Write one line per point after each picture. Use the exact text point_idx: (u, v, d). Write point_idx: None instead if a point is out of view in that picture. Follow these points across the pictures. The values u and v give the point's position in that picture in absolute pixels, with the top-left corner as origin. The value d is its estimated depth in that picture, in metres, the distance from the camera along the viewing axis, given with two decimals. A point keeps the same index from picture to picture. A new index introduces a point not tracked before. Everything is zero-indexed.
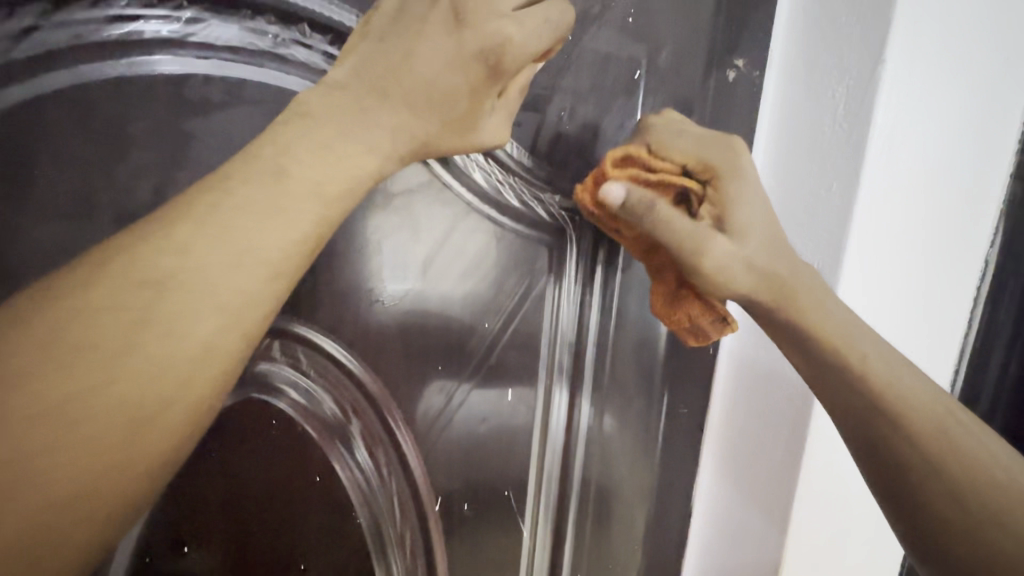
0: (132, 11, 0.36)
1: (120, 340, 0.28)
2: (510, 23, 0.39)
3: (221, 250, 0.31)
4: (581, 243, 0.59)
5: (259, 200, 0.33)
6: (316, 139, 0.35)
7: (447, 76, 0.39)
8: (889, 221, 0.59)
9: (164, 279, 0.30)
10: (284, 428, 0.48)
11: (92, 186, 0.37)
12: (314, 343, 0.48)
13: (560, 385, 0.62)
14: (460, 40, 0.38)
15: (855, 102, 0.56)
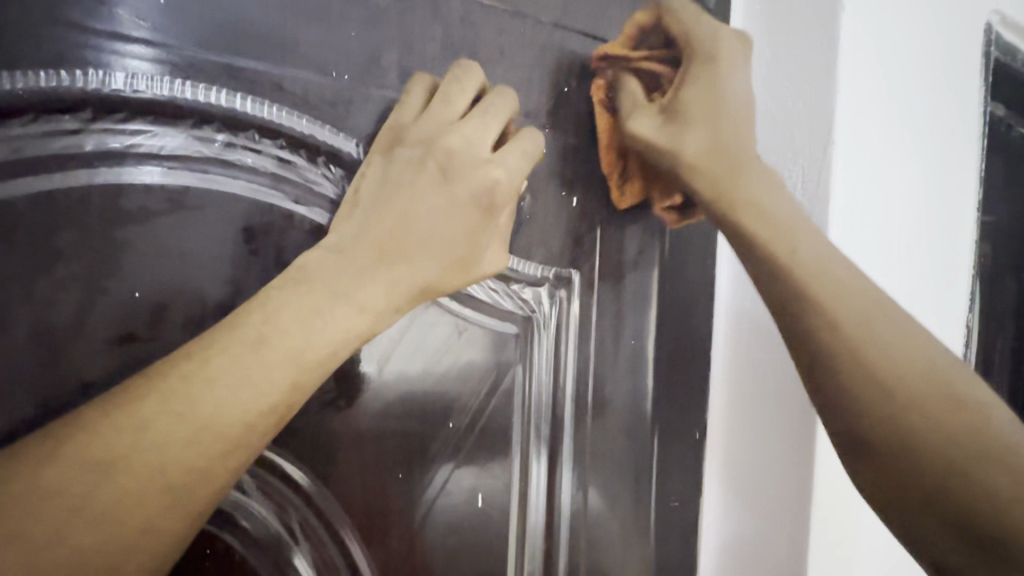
0: (73, 125, 0.36)
1: (78, 501, 0.29)
2: (495, 167, 0.45)
3: (188, 422, 0.33)
4: (549, 331, 0.57)
5: (239, 364, 0.35)
6: (305, 307, 0.38)
7: (444, 221, 0.43)
8: (860, 245, 0.62)
9: (116, 459, 0.31)
10: (219, 558, 0.42)
11: (7, 305, 0.34)
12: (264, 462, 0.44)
13: (539, 460, 0.57)
14: (453, 191, 0.43)
15: (815, 139, 0.60)
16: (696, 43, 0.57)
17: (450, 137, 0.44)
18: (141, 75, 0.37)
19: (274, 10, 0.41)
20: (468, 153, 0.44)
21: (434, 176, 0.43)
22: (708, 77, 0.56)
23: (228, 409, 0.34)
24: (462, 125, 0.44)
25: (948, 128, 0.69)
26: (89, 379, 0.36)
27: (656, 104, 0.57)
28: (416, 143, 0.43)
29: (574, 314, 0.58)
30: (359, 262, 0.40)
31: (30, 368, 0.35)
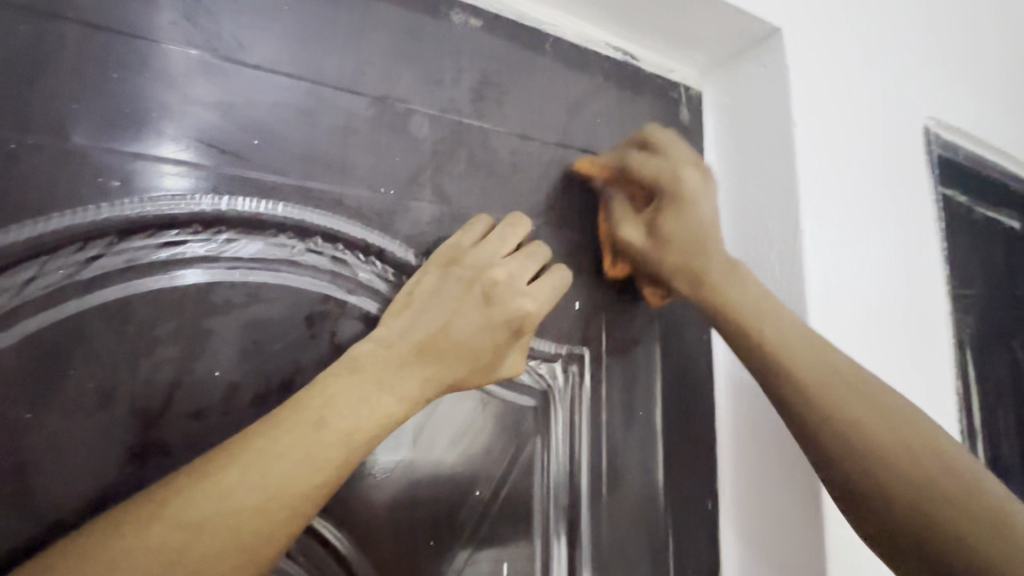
0: (180, 238, 0.45)
1: (167, 559, 0.34)
2: (527, 300, 0.51)
3: (259, 490, 0.37)
4: (564, 403, 0.62)
5: (300, 444, 0.39)
6: (355, 391, 0.43)
7: (480, 337, 0.49)
8: (838, 303, 0.70)
9: (202, 522, 0.35)
10: None
11: (115, 382, 0.41)
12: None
13: (558, 536, 0.60)
14: (490, 314, 0.49)
15: (785, 214, 0.70)
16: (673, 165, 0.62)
17: (497, 270, 0.51)
18: (236, 198, 0.47)
19: (339, 144, 0.53)
20: (509, 287, 0.51)
21: (479, 299, 0.50)
22: (676, 209, 0.61)
23: (295, 480, 0.38)
24: (509, 262, 0.52)
25: (905, 226, 0.79)
26: (173, 446, 0.42)
27: (642, 219, 0.64)
28: (469, 266, 0.51)
29: (585, 386, 0.63)
30: (400, 360, 0.46)
31: (130, 438, 0.41)
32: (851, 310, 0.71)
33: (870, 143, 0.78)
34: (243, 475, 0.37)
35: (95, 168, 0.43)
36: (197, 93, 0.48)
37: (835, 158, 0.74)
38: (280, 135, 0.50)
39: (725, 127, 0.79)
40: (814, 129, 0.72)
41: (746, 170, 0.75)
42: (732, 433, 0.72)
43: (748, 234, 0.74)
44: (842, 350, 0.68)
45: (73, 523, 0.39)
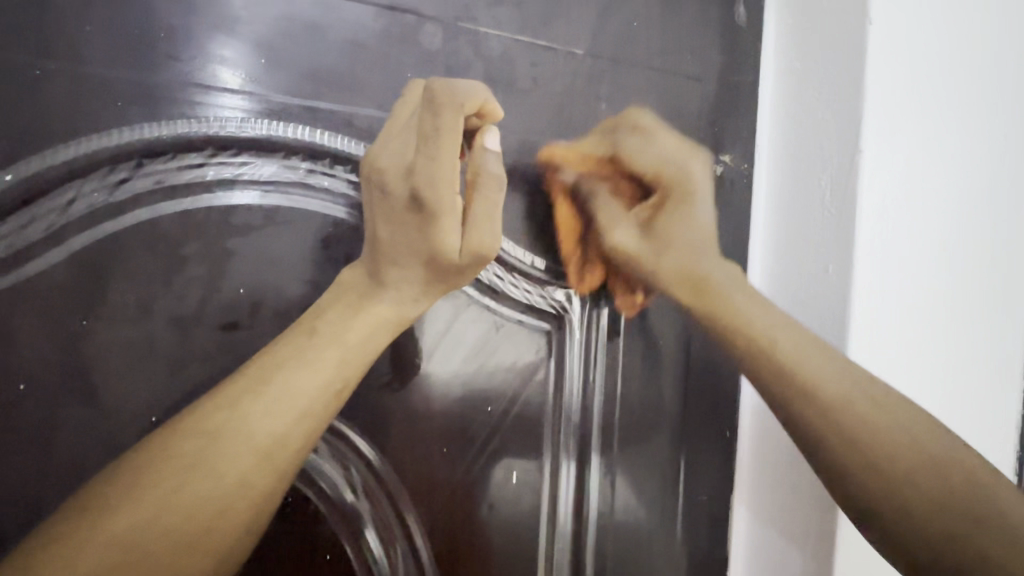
0: (198, 160, 0.47)
1: (199, 452, 0.42)
2: (422, 167, 0.48)
3: (267, 397, 0.44)
4: (581, 329, 0.63)
5: (300, 359, 0.46)
6: (342, 304, 0.49)
7: (399, 236, 0.49)
8: (895, 238, 0.64)
9: (219, 430, 0.42)
10: (295, 505, 0.51)
11: (154, 296, 0.46)
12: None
13: (568, 455, 0.63)
14: (392, 203, 0.48)
15: (846, 137, 0.64)
16: (657, 155, 0.64)
17: (382, 161, 0.49)
18: (247, 120, 0.48)
19: (347, 59, 0.51)
20: (431, 173, 0.48)
21: (406, 204, 0.48)
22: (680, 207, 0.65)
23: (298, 405, 0.45)
24: (392, 143, 0.49)
25: (998, 167, 0.68)
26: (208, 354, 0.47)
27: (634, 212, 0.64)
28: (388, 171, 0.49)
29: (602, 314, 0.63)
30: (370, 268, 0.50)
31: (169, 345, 0.46)
32: (908, 269, 0.65)
33: (966, 63, 0.66)
34: (254, 387, 0.44)
35: (114, 91, 0.45)
36: (203, 6, 0.47)
37: (916, 67, 0.64)
38: (287, 52, 0.49)
39: (789, 44, 0.69)
40: (892, 36, 0.63)
41: (807, 101, 0.67)
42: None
43: (800, 159, 0.68)
44: (889, 289, 0.64)
45: (127, 414, 0.45)
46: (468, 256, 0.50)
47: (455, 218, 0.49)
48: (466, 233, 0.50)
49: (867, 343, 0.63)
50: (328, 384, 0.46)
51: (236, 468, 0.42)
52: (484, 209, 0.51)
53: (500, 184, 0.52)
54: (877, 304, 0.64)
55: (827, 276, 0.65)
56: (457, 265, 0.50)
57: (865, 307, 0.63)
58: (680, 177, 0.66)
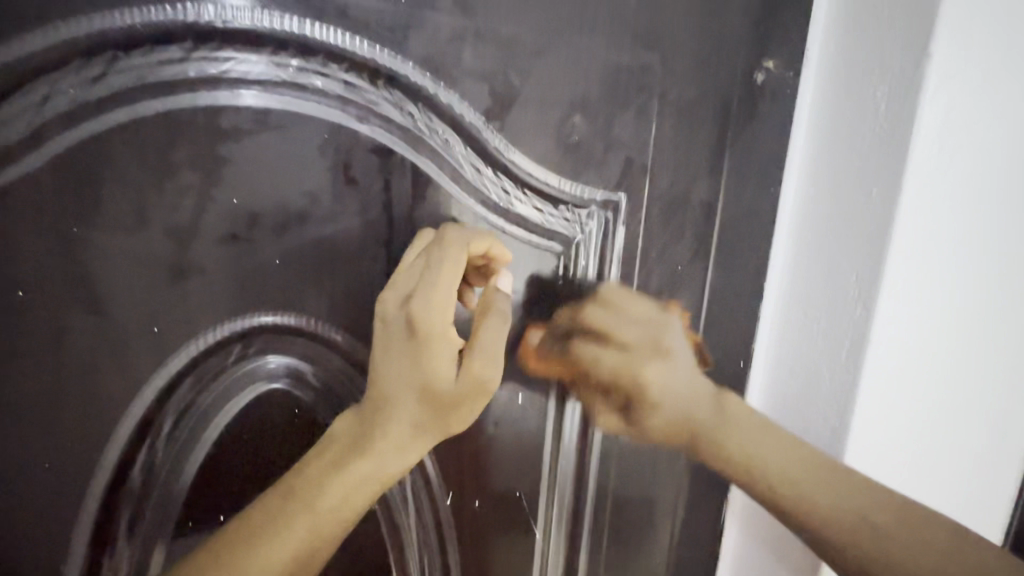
0: (178, 55, 0.42)
1: (317, 474, 0.46)
2: (426, 381, 0.48)
3: (377, 424, 0.48)
4: (594, 251, 0.60)
5: (405, 383, 0.48)
6: (398, 365, 0.48)
7: (402, 375, 0.48)
8: (953, 163, 0.57)
9: (336, 455, 0.47)
10: (304, 417, 0.53)
11: (146, 205, 0.43)
12: (274, 324, 0.50)
13: (575, 380, 0.62)
14: (397, 350, 0.48)
15: (918, 37, 0.54)
16: (626, 356, 0.63)
17: (392, 300, 0.49)
18: (229, 6, 0.42)
19: None
20: (427, 305, 0.48)
21: (402, 336, 0.48)
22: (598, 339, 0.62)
23: (352, 483, 0.46)
24: (402, 284, 0.49)
25: None
26: (207, 267, 0.46)
27: (609, 400, 0.64)
28: (391, 304, 0.49)
29: (617, 236, 0.60)
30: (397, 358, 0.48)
31: (166, 257, 0.45)
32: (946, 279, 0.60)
33: None
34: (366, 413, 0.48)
35: None
36: None
37: None
38: None
39: None
40: None
41: (856, 75, 0.60)
42: (768, 355, 0.71)
43: (855, 66, 0.60)
44: (936, 221, 0.58)
45: (131, 325, 0.45)
46: (464, 388, 0.50)
47: (447, 349, 0.49)
48: (462, 372, 0.50)
49: (900, 278, 0.58)
50: (352, 496, 0.46)
51: (357, 483, 0.47)
52: (488, 339, 0.51)
53: (505, 323, 0.52)
54: (904, 313, 0.60)
55: (866, 204, 0.59)
56: (451, 394, 0.49)
57: (890, 317, 0.59)
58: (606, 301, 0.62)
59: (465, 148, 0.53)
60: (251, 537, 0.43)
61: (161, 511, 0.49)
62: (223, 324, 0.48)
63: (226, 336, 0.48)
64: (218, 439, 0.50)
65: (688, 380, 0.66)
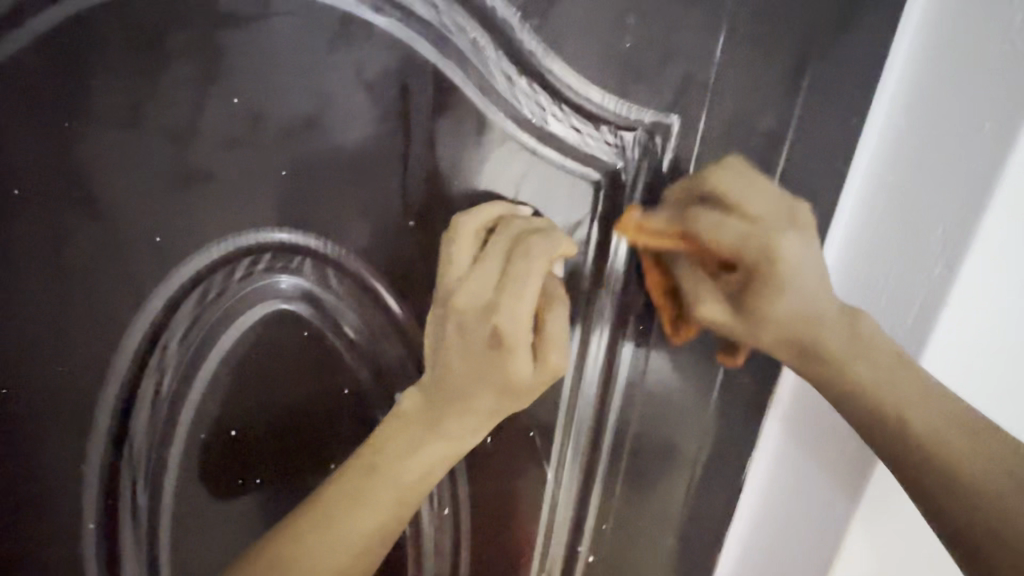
0: None
1: (379, 467, 0.48)
2: (516, 384, 0.46)
3: (441, 421, 0.48)
4: (635, 182, 0.53)
5: (469, 381, 0.46)
6: (462, 364, 0.46)
7: (472, 374, 0.46)
8: None
9: (403, 448, 0.48)
10: (315, 340, 0.51)
11: (139, 98, 0.39)
12: (287, 243, 0.47)
13: (602, 323, 0.58)
14: (468, 346, 0.45)
15: None
16: (756, 228, 0.44)
17: (458, 295, 0.45)
18: None
19: None
20: (514, 308, 0.44)
21: (484, 343, 0.45)
22: (774, 289, 0.44)
23: (432, 455, 0.48)
24: (471, 272, 0.45)
25: None
26: (208, 173, 0.42)
27: (721, 289, 0.47)
28: (467, 310, 0.45)
29: (663, 166, 0.53)
30: (464, 357, 0.46)
31: (163, 160, 0.41)
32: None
33: None
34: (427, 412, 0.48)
35: None
36: None
37: None
38: None
39: None
40: None
41: None
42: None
43: None
44: None
45: (132, 231, 0.42)
46: (544, 378, 0.47)
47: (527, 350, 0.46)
48: (539, 362, 0.47)
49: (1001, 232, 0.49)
50: (432, 469, 0.49)
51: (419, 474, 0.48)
52: (556, 326, 0.48)
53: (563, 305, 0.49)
54: (974, 303, 0.51)
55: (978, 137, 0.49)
56: (530, 386, 0.47)
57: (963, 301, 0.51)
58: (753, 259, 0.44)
59: (497, 51, 0.45)
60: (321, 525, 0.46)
61: (174, 414, 0.50)
62: (233, 237, 0.45)
63: (237, 250, 0.46)
64: (228, 351, 0.49)
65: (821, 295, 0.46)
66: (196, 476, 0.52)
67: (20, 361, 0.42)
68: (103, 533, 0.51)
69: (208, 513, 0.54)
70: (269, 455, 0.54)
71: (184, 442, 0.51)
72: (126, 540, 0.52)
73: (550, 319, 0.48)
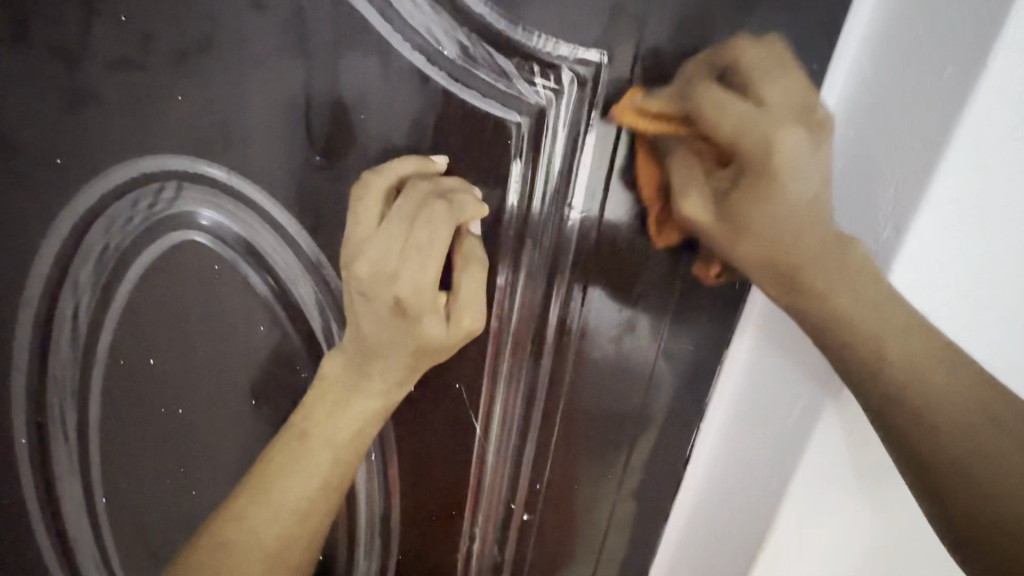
0: None
1: (305, 439, 0.48)
2: (432, 347, 0.45)
3: (357, 392, 0.48)
4: (562, 128, 0.47)
5: (380, 345, 0.46)
6: (374, 326, 0.45)
7: (386, 336, 0.45)
8: None
9: (325, 419, 0.48)
10: (227, 274, 0.50)
11: (25, 13, 0.39)
12: (202, 172, 0.46)
13: (528, 280, 0.54)
14: (377, 311, 0.44)
15: None
16: (738, 187, 0.38)
17: (360, 264, 0.43)
18: None
19: None
20: (418, 274, 0.43)
21: (392, 313, 0.44)
22: (760, 189, 0.37)
23: (354, 417, 0.48)
24: (373, 241, 0.43)
25: None
26: (101, 94, 0.42)
27: (711, 186, 0.40)
28: (370, 278, 0.43)
29: (595, 111, 0.47)
30: (376, 317, 0.44)
31: (53, 79, 0.41)
32: (997, 294, 0.42)
33: None
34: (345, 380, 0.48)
35: None
36: None
37: None
38: None
39: None
40: None
41: None
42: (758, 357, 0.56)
43: None
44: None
45: (29, 149, 0.43)
46: (461, 340, 0.46)
47: (438, 316, 0.45)
48: (456, 324, 0.46)
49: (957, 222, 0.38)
50: (364, 431, 0.49)
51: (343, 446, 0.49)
52: (474, 288, 0.46)
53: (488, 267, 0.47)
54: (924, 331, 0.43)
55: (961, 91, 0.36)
56: (449, 348, 0.46)
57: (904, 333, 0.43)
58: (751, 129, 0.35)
59: None
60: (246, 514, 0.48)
61: (93, 338, 0.51)
62: (141, 160, 0.45)
63: (150, 174, 0.46)
64: (140, 281, 0.50)
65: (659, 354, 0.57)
66: (116, 402, 0.54)
67: None
68: (36, 439, 0.54)
69: (131, 439, 0.56)
70: (180, 386, 0.54)
71: (103, 367, 0.52)
72: (60, 452, 0.56)
73: (462, 282, 0.46)
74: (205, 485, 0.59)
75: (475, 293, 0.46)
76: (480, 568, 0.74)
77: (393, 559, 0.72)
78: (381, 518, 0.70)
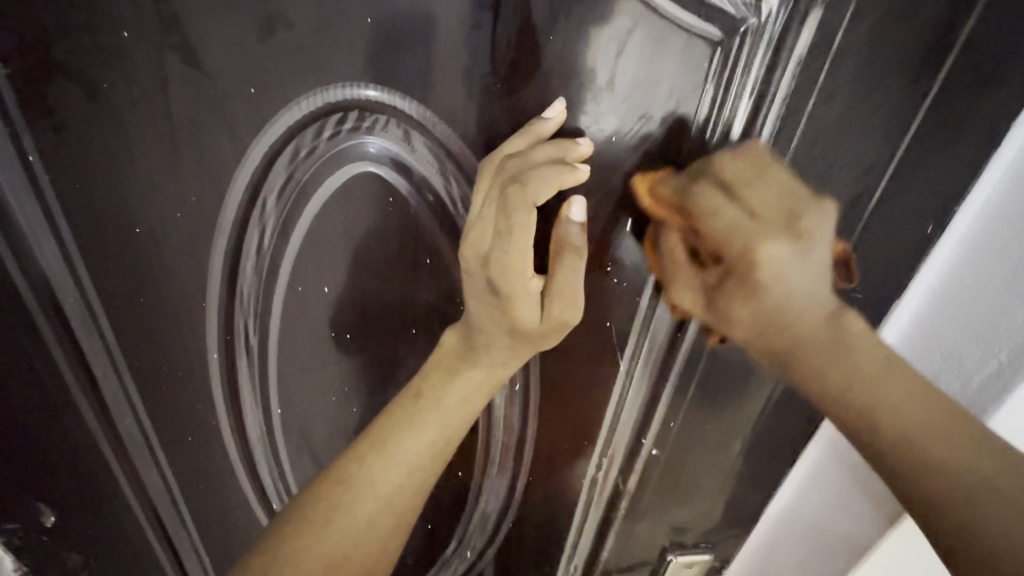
0: None
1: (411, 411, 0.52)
2: (519, 326, 0.50)
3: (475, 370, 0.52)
4: (762, 47, 0.42)
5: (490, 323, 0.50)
6: (483, 306, 0.50)
7: (483, 316, 0.50)
8: None
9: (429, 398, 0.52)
10: (398, 207, 0.51)
11: None
12: (378, 102, 0.45)
13: None
14: (479, 293, 0.49)
15: None
16: (756, 224, 0.41)
17: (469, 248, 0.47)
18: None
19: None
20: (505, 261, 0.47)
21: (486, 290, 0.49)
22: (747, 292, 0.42)
23: (469, 383, 0.52)
24: (482, 222, 0.46)
25: None
26: (293, 19, 0.41)
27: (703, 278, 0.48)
28: (470, 260, 0.48)
29: (805, 27, 0.41)
30: (478, 296, 0.49)
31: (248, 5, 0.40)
32: None
33: None
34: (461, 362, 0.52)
35: None
36: None
37: None
38: None
39: None
40: None
41: None
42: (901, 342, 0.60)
43: None
44: None
45: (221, 80, 0.43)
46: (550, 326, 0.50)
47: (530, 299, 0.49)
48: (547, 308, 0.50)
49: None
50: (472, 395, 0.52)
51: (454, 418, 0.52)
52: (565, 280, 0.49)
53: (580, 258, 0.48)
54: None
55: None
56: (539, 333, 0.50)
57: None
58: (788, 218, 0.41)
59: None
60: (349, 475, 0.49)
61: (274, 265, 0.54)
62: (325, 90, 0.44)
63: (331, 104, 0.46)
64: (319, 210, 0.52)
65: (804, 284, 0.41)
66: (293, 323, 0.58)
67: (148, 196, 0.49)
68: (223, 356, 0.60)
69: (304, 357, 0.61)
70: (350, 311, 0.57)
71: (282, 293, 0.57)
72: (242, 367, 0.61)
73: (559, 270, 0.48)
74: (365, 403, 0.64)
75: (565, 279, 0.49)
76: (601, 496, 0.77)
77: (521, 483, 0.76)
78: (516, 442, 0.73)
